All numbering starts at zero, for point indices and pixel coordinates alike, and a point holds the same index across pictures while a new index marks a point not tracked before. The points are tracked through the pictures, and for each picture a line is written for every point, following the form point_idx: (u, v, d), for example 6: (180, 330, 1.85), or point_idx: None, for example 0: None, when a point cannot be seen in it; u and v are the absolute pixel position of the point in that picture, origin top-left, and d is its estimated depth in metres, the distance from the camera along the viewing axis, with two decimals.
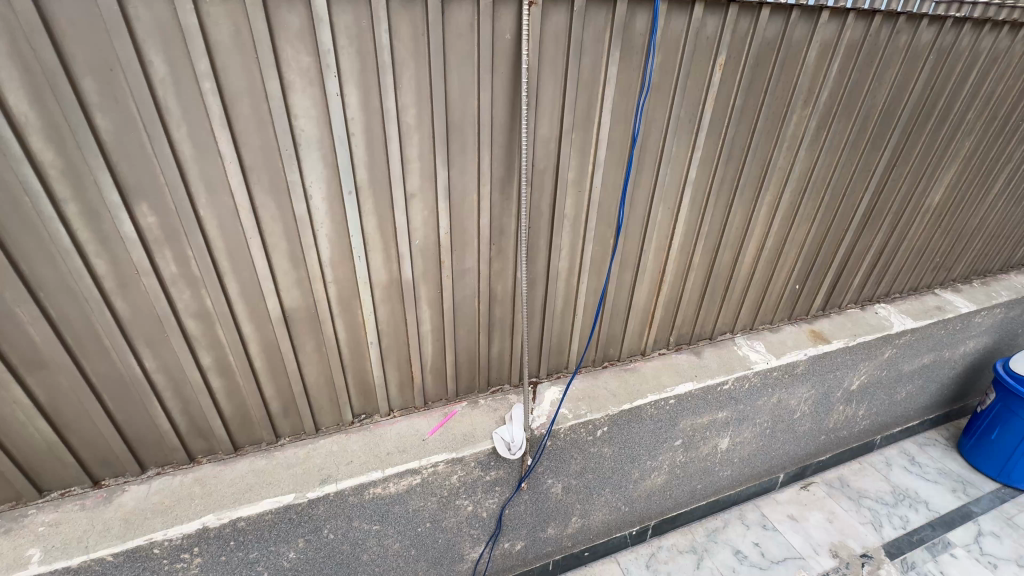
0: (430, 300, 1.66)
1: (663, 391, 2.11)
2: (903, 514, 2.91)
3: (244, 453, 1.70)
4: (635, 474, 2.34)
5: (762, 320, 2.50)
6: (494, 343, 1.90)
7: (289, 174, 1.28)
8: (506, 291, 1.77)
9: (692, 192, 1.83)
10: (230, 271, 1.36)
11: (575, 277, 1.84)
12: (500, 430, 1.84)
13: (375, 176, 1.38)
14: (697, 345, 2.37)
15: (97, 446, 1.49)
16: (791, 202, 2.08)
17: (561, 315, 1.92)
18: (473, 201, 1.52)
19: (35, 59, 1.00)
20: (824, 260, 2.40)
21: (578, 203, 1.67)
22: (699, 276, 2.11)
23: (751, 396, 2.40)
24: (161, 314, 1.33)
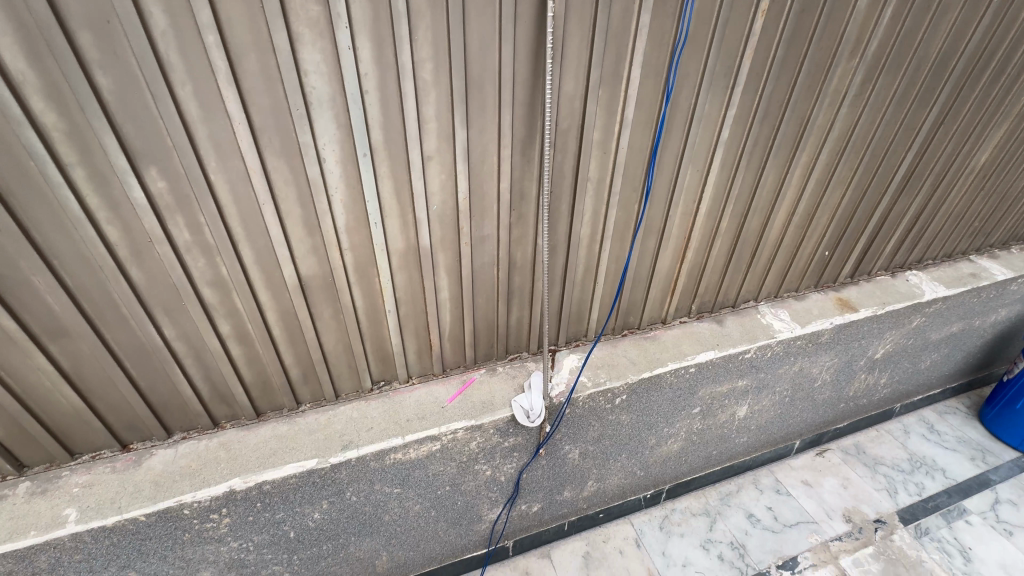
0: (448, 267, 1.61)
1: (684, 360, 2.08)
2: (919, 481, 2.91)
3: (266, 419, 1.71)
4: (651, 440, 2.34)
5: (788, 288, 2.42)
6: (513, 311, 1.86)
7: (300, 135, 1.21)
8: (525, 259, 1.71)
9: (724, 153, 1.72)
10: (244, 238, 1.32)
11: (597, 243, 1.77)
12: (519, 398, 1.85)
13: (390, 137, 1.30)
14: (719, 313, 2.31)
15: (123, 412, 1.51)
16: (827, 164, 1.96)
17: (581, 282, 1.87)
18: (493, 164, 1.45)
19: (27, 10, 0.93)
20: (858, 225, 2.29)
21: (603, 165, 1.58)
22: (725, 243, 2.03)
23: (773, 364, 2.35)
24: (177, 283, 1.31)
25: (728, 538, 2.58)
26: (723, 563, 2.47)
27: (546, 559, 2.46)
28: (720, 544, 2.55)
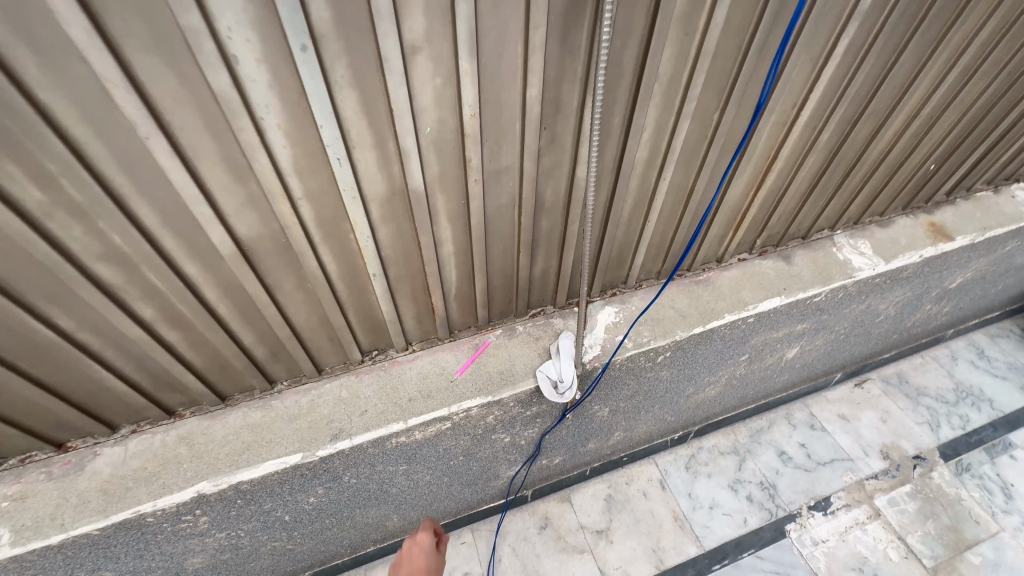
0: (452, 214, 1.15)
1: (744, 309, 1.69)
2: (963, 413, 2.71)
3: (235, 404, 1.38)
4: (688, 390, 2.06)
5: (872, 212, 1.95)
6: (538, 261, 1.43)
7: (185, 15, 0.69)
8: (557, 197, 1.24)
9: (855, 31, 1.17)
10: (137, 192, 0.85)
11: (654, 171, 1.28)
12: (545, 366, 1.50)
13: (347, 14, 0.77)
14: (785, 247, 1.88)
15: (42, 414, 1.17)
16: (983, 43, 1.39)
17: (627, 221, 1.41)
18: (517, 57, 0.92)
19: None
20: (983, 130, 1.76)
21: (680, 56, 1.04)
22: (817, 161, 1.53)
23: (840, 305, 1.98)
24: (50, 261, 0.88)
25: (758, 478, 2.43)
26: (752, 504, 2.34)
27: (566, 503, 2.33)
28: (749, 485, 2.41)
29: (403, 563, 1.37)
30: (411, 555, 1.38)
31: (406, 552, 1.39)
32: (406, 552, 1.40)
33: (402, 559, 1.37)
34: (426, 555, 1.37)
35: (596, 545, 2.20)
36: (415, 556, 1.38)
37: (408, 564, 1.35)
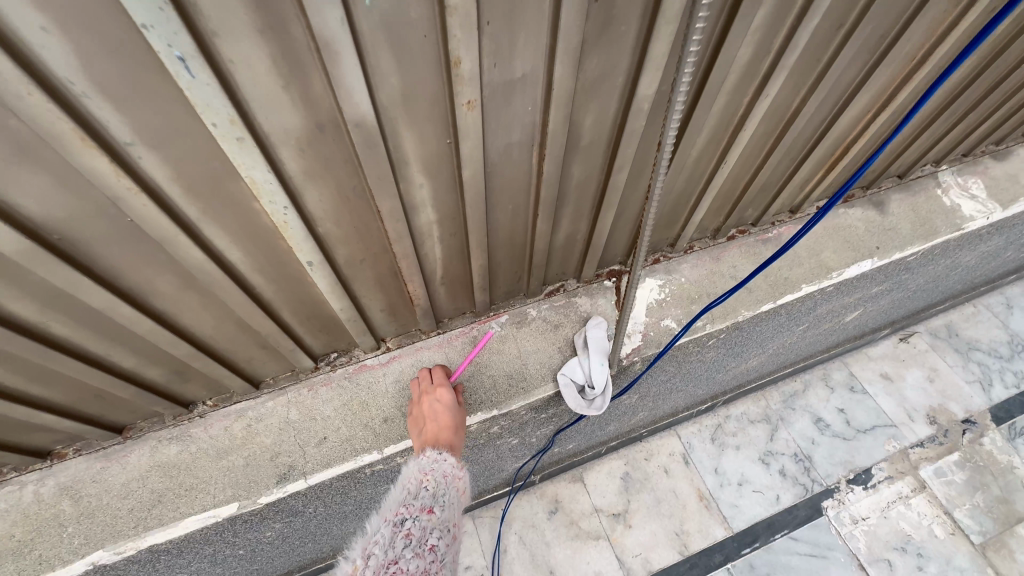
0: (431, 163, 0.69)
1: (825, 278, 1.29)
2: (1018, 370, 2.43)
3: (141, 436, 0.98)
4: (730, 365, 1.71)
5: (991, 140, 1.48)
6: (562, 226, 0.98)
7: None
8: (601, 129, 0.77)
9: None
10: None
11: (752, 83, 0.81)
12: (569, 367, 1.11)
13: None
14: (878, 190, 1.41)
15: None
16: None
17: (694, 164, 0.95)
18: None
19: None
20: None
21: None
22: (968, 67, 1.05)
23: (930, 261, 1.57)
24: None
25: (791, 449, 2.17)
26: (785, 480, 2.10)
27: (578, 484, 2.07)
28: (782, 457, 2.15)
29: (424, 423, 0.97)
30: (432, 406, 0.97)
31: (425, 405, 0.97)
32: (424, 401, 0.97)
33: (422, 421, 0.97)
34: (451, 406, 0.97)
35: (613, 531, 1.96)
36: (438, 408, 0.97)
37: (431, 425, 0.95)
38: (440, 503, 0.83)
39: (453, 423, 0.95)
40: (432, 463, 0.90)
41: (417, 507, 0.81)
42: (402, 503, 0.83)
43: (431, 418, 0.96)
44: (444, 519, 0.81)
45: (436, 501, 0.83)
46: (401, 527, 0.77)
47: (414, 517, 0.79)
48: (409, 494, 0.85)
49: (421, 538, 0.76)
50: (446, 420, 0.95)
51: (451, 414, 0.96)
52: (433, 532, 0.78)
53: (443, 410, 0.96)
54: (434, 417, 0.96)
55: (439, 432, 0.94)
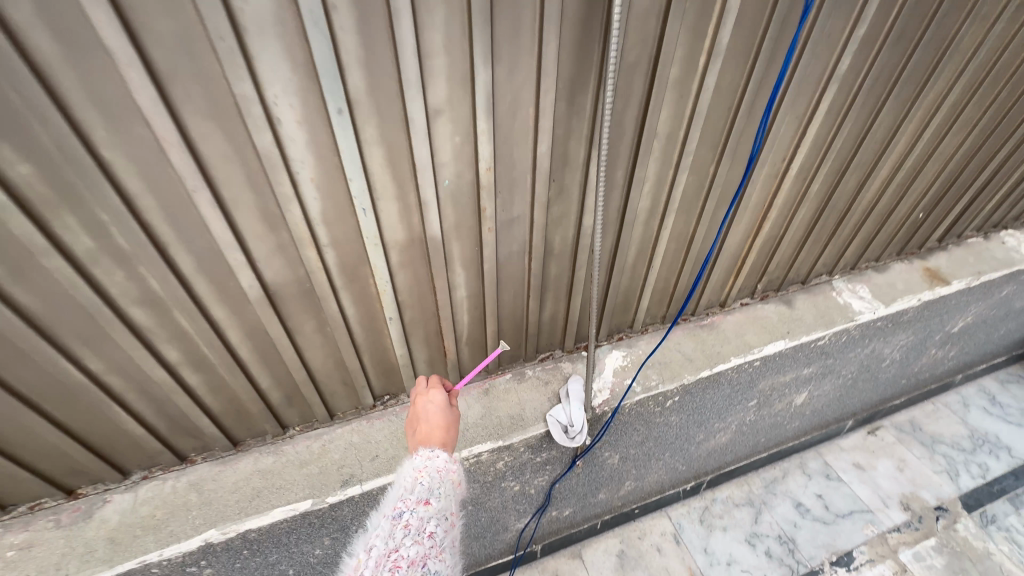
0: (467, 261, 1.22)
1: (749, 352, 1.71)
2: (982, 462, 2.65)
3: (246, 449, 1.38)
4: (699, 437, 2.04)
5: (869, 258, 2.01)
6: (547, 306, 1.48)
7: (239, 85, 0.78)
8: (565, 243, 1.31)
9: (837, 91, 1.28)
10: (179, 241, 0.92)
11: (656, 219, 1.36)
12: (555, 411, 1.51)
13: (379, 83, 0.86)
14: (786, 291, 1.93)
15: (58, 458, 1.18)
16: (954, 103, 1.50)
17: (632, 267, 1.48)
18: (529, 117, 1.01)
19: None
20: (966, 180, 1.85)
21: (677, 115, 1.14)
22: (810, 210, 1.61)
23: (845, 348, 2.00)
24: (90, 305, 0.93)
25: (775, 531, 2.35)
26: (772, 560, 2.25)
27: (577, 560, 2.24)
28: (767, 539, 2.32)
29: (420, 420, 1.14)
30: (428, 412, 1.14)
31: (423, 412, 1.15)
32: (420, 403, 1.17)
33: (418, 425, 1.13)
34: (443, 409, 1.15)
35: None
36: (432, 408, 1.16)
37: (426, 428, 1.10)
38: (436, 494, 0.96)
39: (445, 425, 1.11)
40: (427, 461, 1.02)
41: (415, 500, 0.94)
42: (403, 496, 0.97)
43: (427, 423, 1.12)
44: (440, 508, 0.94)
45: (432, 492, 0.96)
46: (402, 519, 0.92)
47: (412, 509, 0.93)
48: (409, 488, 0.98)
49: (419, 528, 0.90)
50: (439, 418, 1.12)
51: (444, 419, 1.13)
52: (429, 521, 0.92)
53: (437, 415, 1.13)
54: (430, 421, 1.12)
55: (433, 434, 1.08)
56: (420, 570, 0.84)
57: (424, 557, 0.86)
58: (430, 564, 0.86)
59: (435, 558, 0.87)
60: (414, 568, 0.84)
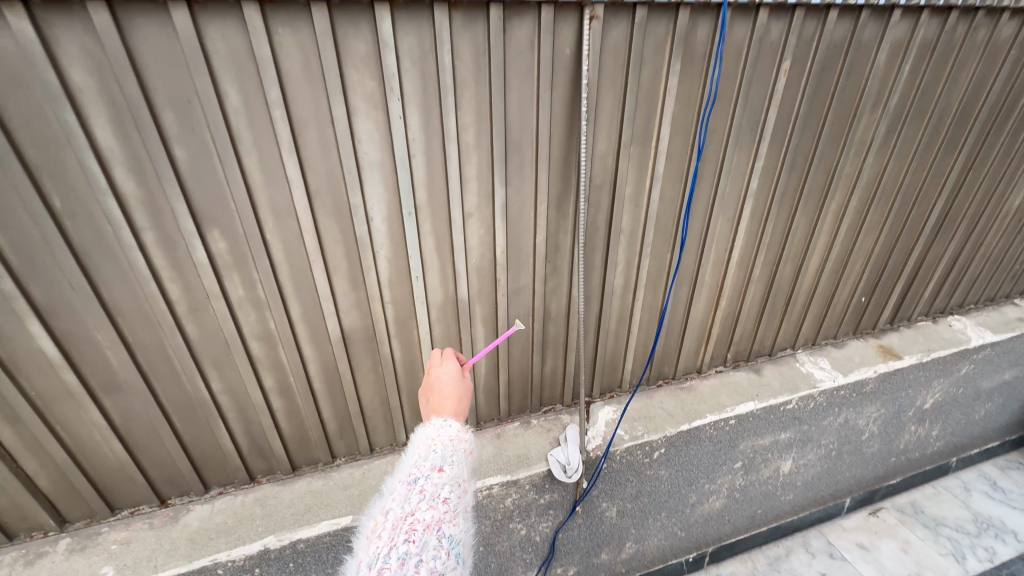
0: (485, 319, 1.64)
1: (723, 411, 2.01)
2: (988, 546, 2.67)
3: (301, 473, 1.70)
4: (692, 498, 2.23)
5: (826, 335, 2.37)
6: (548, 362, 1.86)
7: (352, 197, 1.29)
8: (560, 309, 1.74)
9: (754, 203, 1.76)
10: (294, 294, 1.38)
11: (630, 293, 1.79)
12: (555, 452, 1.79)
13: (434, 196, 1.37)
14: (755, 362, 2.27)
15: (165, 466, 1.53)
16: (857, 212, 1.98)
17: (615, 332, 1.87)
18: (530, 217, 1.50)
19: (121, 95, 1.02)
20: (894, 270, 2.27)
21: (636, 217, 1.62)
22: (758, 291, 2.03)
23: (816, 416, 2.26)
24: (228, 337, 1.37)
25: None
26: None
27: None
28: None
29: (433, 391, 1.11)
30: (437, 384, 1.10)
31: (433, 385, 1.11)
32: (433, 375, 1.13)
33: (430, 398, 1.09)
34: (456, 379, 1.12)
35: None
36: (446, 379, 1.12)
37: (439, 400, 1.07)
38: (450, 462, 0.90)
39: (457, 396, 1.07)
40: (439, 430, 0.95)
41: (429, 467, 0.88)
42: (415, 463, 0.90)
43: (438, 395, 1.08)
44: (454, 475, 0.88)
45: (446, 459, 0.90)
46: (415, 484, 0.85)
47: (426, 475, 0.87)
48: (422, 454, 0.91)
49: (434, 494, 0.84)
50: (453, 389, 1.10)
51: (455, 390, 1.09)
52: (445, 487, 0.86)
53: (447, 386, 1.08)
54: (440, 393, 1.08)
55: (446, 405, 1.04)
56: (435, 536, 0.80)
57: (440, 522, 0.82)
58: (446, 529, 0.81)
59: (451, 523, 0.83)
60: (430, 533, 0.79)
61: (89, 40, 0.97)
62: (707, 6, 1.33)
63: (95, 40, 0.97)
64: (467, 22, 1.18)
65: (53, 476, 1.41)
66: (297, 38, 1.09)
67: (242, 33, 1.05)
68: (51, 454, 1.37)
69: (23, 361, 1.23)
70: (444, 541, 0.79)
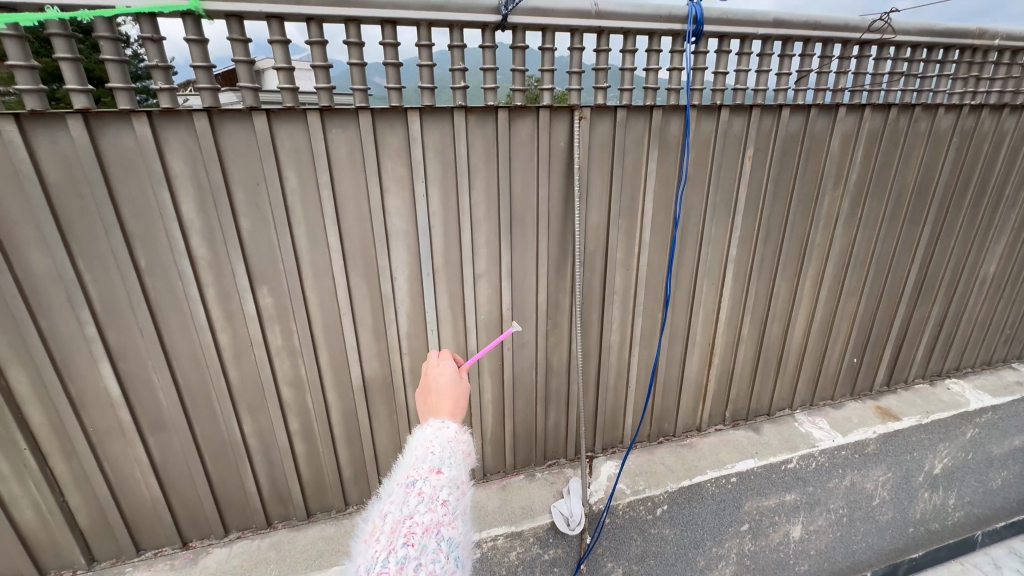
0: (493, 371, 1.80)
1: (724, 467, 2.04)
2: None
3: (316, 519, 1.79)
4: (700, 563, 2.09)
5: (823, 396, 2.46)
6: (551, 415, 1.98)
7: (380, 260, 1.53)
8: (561, 363, 1.89)
9: (735, 268, 1.96)
10: (324, 344, 1.58)
11: (626, 349, 1.95)
12: (557, 504, 1.82)
13: (449, 260, 1.60)
14: (754, 421, 2.35)
15: (192, 506, 1.65)
16: (835, 278, 2.16)
17: (614, 387, 2.00)
18: (532, 278, 1.71)
19: (207, 179, 1.30)
20: (881, 333, 2.41)
21: (627, 279, 1.82)
22: (749, 350, 2.18)
23: (821, 476, 2.20)
24: (265, 381, 1.55)
25: None
26: None
27: None
28: None
29: (430, 393, 1.07)
30: (437, 380, 1.07)
31: (431, 380, 1.09)
32: (431, 375, 1.09)
33: (427, 394, 1.07)
34: (455, 379, 1.09)
35: None
36: (443, 379, 1.08)
37: (437, 397, 1.04)
38: (448, 463, 0.89)
39: (455, 395, 1.05)
40: (437, 431, 0.95)
41: (427, 469, 0.87)
42: (412, 465, 0.88)
43: (436, 391, 1.05)
44: (452, 477, 0.88)
45: (444, 461, 0.89)
46: (413, 487, 0.84)
47: (424, 477, 0.85)
48: (419, 457, 0.90)
49: (432, 496, 0.83)
50: (450, 390, 1.05)
51: (454, 388, 1.07)
52: (444, 489, 0.85)
53: (447, 382, 1.06)
54: (439, 389, 1.05)
55: (444, 405, 1.02)
56: (434, 539, 0.78)
57: (439, 525, 0.80)
58: (445, 532, 0.80)
59: (450, 526, 0.81)
60: (429, 536, 0.78)
61: (189, 139, 1.26)
62: (677, 107, 1.63)
63: (193, 138, 1.27)
64: (480, 122, 1.48)
65: (92, 511, 1.53)
66: (346, 136, 1.38)
67: (304, 133, 1.34)
68: (94, 489, 1.50)
69: (88, 399, 1.41)
70: (443, 544, 0.78)
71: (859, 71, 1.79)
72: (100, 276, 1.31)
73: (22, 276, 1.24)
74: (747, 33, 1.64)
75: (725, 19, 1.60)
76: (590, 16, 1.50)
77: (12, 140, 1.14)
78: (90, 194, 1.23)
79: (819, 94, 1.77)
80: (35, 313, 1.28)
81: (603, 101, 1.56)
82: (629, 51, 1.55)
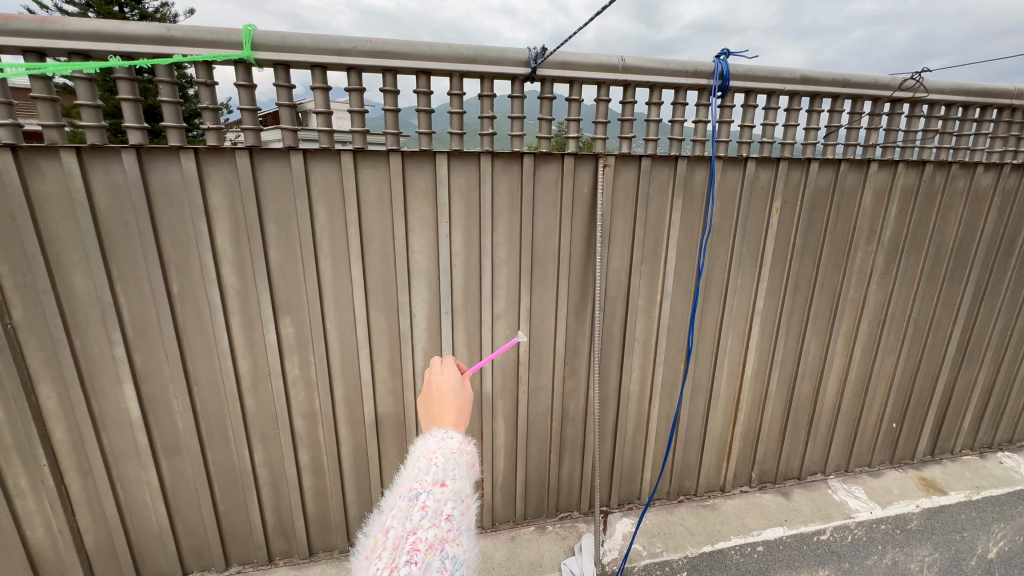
0: (506, 414, 1.77)
1: (749, 534, 1.89)
2: None
3: (317, 559, 1.75)
4: None
5: (858, 462, 2.30)
6: (565, 464, 1.91)
7: (400, 297, 1.55)
8: (578, 410, 1.84)
9: (762, 320, 1.90)
10: (340, 377, 1.59)
11: (645, 400, 1.89)
12: (568, 561, 1.72)
13: (469, 299, 1.62)
14: (784, 485, 2.20)
15: (197, 536, 1.63)
16: (870, 336, 2.06)
17: (632, 438, 1.93)
18: (551, 321, 1.70)
19: (243, 213, 1.37)
20: (922, 397, 2.27)
21: (648, 327, 1.79)
22: (778, 408, 2.08)
23: (862, 551, 1.85)
24: (279, 411, 1.56)
25: None
26: None
27: None
28: None
29: (431, 400, 0.99)
30: (439, 389, 0.98)
31: (432, 384, 1.00)
32: (433, 380, 1.01)
33: (429, 401, 0.99)
34: (458, 387, 1.00)
35: None
36: (445, 386, 0.99)
37: (439, 405, 0.97)
38: (453, 476, 0.85)
39: (459, 405, 0.97)
40: (441, 442, 0.90)
41: (430, 482, 0.83)
42: (414, 478, 0.85)
43: (438, 398, 0.98)
44: (456, 490, 0.84)
45: (448, 474, 0.85)
46: (416, 501, 0.80)
47: (428, 490, 0.82)
48: (420, 469, 0.86)
49: (436, 511, 0.79)
50: (454, 399, 0.97)
51: (458, 395, 0.98)
52: (447, 503, 0.81)
53: (450, 389, 0.99)
54: (441, 396, 0.98)
55: (447, 414, 0.95)
56: (439, 556, 0.73)
57: (443, 542, 0.76)
58: (449, 550, 0.75)
59: (454, 543, 0.77)
60: (433, 554, 0.73)
61: (230, 174, 1.34)
62: (701, 158, 1.64)
63: (234, 173, 1.34)
64: (506, 166, 1.52)
65: (99, 534, 1.53)
66: (376, 176, 1.43)
67: (337, 173, 1.40)
68: (104, 511, 1.50)
69: (109, 419, 1.44)
70: (448, 562, 0.73)
71: (891, 127, 1.78)
72: (134, 300, 1.37)
73: (64, 296, 1.31)
74: (774, 89, 1.66)
75: (751, 75, 1.63)
76: (616, 70, 1.55)
77: (71, 170, 1.23)
78: (135, 223, 1.31)
79: (849, 149, 1.76)
80: (71, 333, 1.34)
81: (628, 149, 1.58)
82: (654, 103, 1.58)
